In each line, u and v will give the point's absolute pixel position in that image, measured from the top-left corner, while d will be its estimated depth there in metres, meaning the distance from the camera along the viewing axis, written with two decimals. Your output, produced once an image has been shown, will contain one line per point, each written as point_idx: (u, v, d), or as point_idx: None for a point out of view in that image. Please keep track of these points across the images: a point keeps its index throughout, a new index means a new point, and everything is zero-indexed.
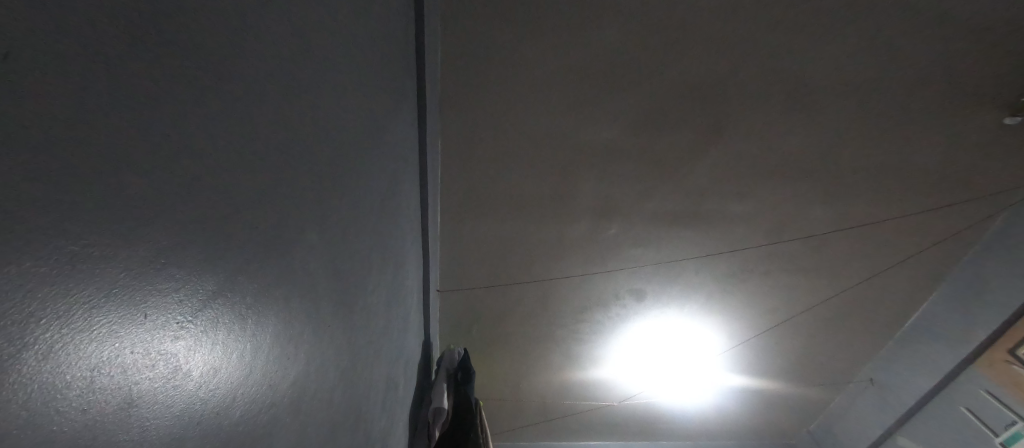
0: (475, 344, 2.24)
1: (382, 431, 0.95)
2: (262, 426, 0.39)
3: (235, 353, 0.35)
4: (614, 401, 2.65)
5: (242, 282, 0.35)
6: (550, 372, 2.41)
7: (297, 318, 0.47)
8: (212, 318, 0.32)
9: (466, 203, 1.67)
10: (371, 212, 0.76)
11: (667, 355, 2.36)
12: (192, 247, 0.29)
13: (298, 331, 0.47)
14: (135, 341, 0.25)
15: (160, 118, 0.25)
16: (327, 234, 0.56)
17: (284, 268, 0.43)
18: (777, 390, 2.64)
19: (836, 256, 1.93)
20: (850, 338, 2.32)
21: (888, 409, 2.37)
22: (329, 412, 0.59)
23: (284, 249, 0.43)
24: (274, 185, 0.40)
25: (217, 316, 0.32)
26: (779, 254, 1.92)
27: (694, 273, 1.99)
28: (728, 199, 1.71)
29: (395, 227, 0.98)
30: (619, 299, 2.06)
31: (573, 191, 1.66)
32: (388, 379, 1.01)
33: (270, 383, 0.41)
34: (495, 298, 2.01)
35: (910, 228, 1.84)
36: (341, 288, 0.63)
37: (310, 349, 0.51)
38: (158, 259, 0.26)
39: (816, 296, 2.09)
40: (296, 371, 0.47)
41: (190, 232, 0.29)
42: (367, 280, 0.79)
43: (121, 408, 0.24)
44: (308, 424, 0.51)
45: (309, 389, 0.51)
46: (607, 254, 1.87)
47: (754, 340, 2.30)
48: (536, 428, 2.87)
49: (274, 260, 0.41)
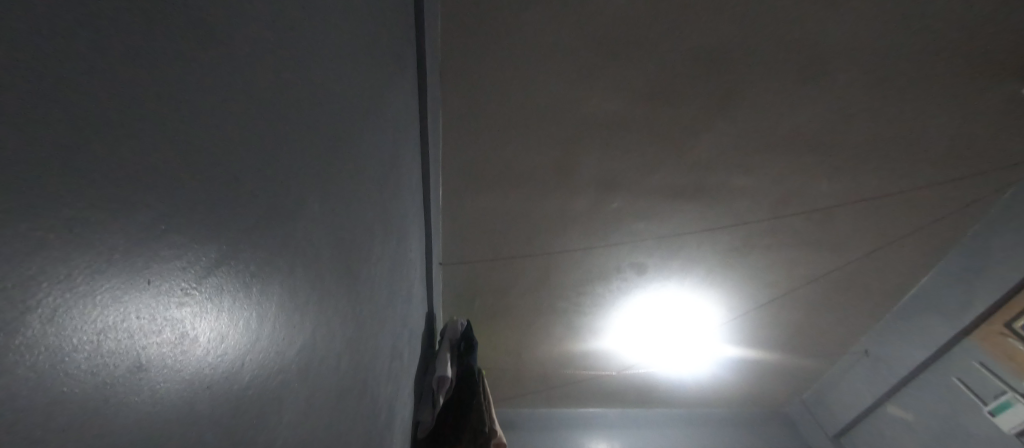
0: (477, 315, 2.27)
1: (388, 402, 0.98)
2: (270, 393, 0.40)
3: (243, 319, 0.35)
4: (613, 371, 2.72)
5: (242, 252, 0.35)
6: (551, 343, 2.47)
7: (299, 289, 0.46)
8: (217, 286, 0.32)
9: (468, 177, 1.66)
10: (371, 183, 0.75)
11: (667, 327, 2.39)
12: (187, 219, 0.28)
13: (302, 300, 0.47)
14: (139, 307, 0.25)
15: (143, 89, 0.24)
16: (327, 204, 0.55)
17: (282, 245, 0.42)
18: (770, 361, 2.70)
19: (837, 231, 1.93)
20: (849, 309, 2.34)
21: (881, 380, 2.44)
22: (333, 390, 0.59)
23: (281, 229, 0.42)
24: (271, 156, 0.39)
25: (221, 284, 0.32)
26: (781, 228, 1.91)
27: (695, 247, 1.98)
28: (733, 172, 1.69)
29: (396, 199, 0.97)
30: (620, 272, 2.07)
31: (576, 165, 1.64)
32: (394, 353, 1.03)
33: (276, 351, 0.41)
34: (497, 270, 2.02)
35: (916, 203, 1.82)
36: (343, 257, 0.62)
37: (316, 317, 0.52)
38: (156, 230, 0.25)
39: (815, 269, 2.10)
40: (302, 339, 0.47)
41: (188, 206, 0.28)
42: (370, 252, 0.78)
43: (131, 371, 0.24)
44: (315, 393, 0.52)
45: (314, 358, 0.51)
46: (608, 228, 1.86)
47: (750, 314, 2.33)
48: (537, 395, 2.97)
49: (273, 235, 0.40)
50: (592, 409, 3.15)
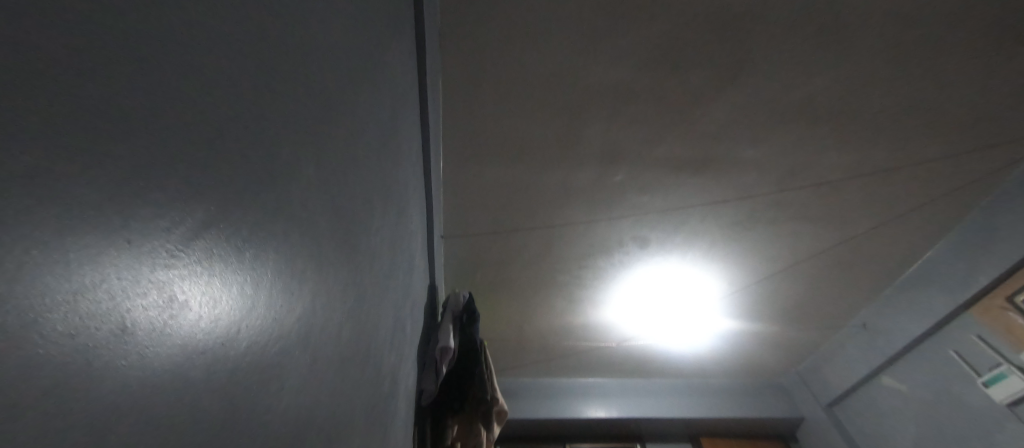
0: (480, 288, 2.29)
1: (391, 370, 0.99)
2: (269, 360, 0.40)
3: (234, 284, 0.34)
4: (613, 342, 2.76)
5: (228, 216, 0.33)
6: (553, 316, 2.49)
7: (293, 257, 0.45)
8: (204, 250, 0.30)
9: (469, 148, 1.63)
10: (369, 152, 0.73)
11: (668, 300, 2.41)
12: (161, 177, 0.26)
13: (297, 267, 0.46)
14: (121, 268, 0.23)
15: (91, 30, 0.22)
16: (323, 171, 0.53)
17: (272, 211, 0.40)
18: (769, 333, 2.74)
19: (844, 204, 1.90)
20: (850, 283, 2.35)
21: (877, 352, 2.48)
22: (333, 359, 0.58)
23: (271, 195, 0.40)
24: (261, 116, 0.38)
25: (210, 248, 0.31)
26: (787, 202, 1.89)
27: (699, 221, 1.97)
28: (741, 144, 1.66)
29: (395, 170, 0.95)
30: (622, 246, 2.06)
31: (580, 136, 1.61)
32: (397, 323, 1.04)
33: (274, 319, 0.41)
34: (499, 243, 2.02)
35: (926, 176, 1.79)
36: (341, 226, 0.61)
37: (313, 285, 0.51)
38: (126, 188, 0.23)
39: (819, 243, 2.09)
40: (300, 307, 0.47)
41: (160, 164, 0.26)
42: (370, 222, 0.77)
43: (115, 334, 0.23)
44: (315, 361, 0.52)
45: (314, 327, 0.51)
46: (612, 201, 1.84)
47: (752, 288, 2.34)
48: (539, 365, 3.03)
49: (262, 200, 0.38)
50: (592, 378, 3.22)
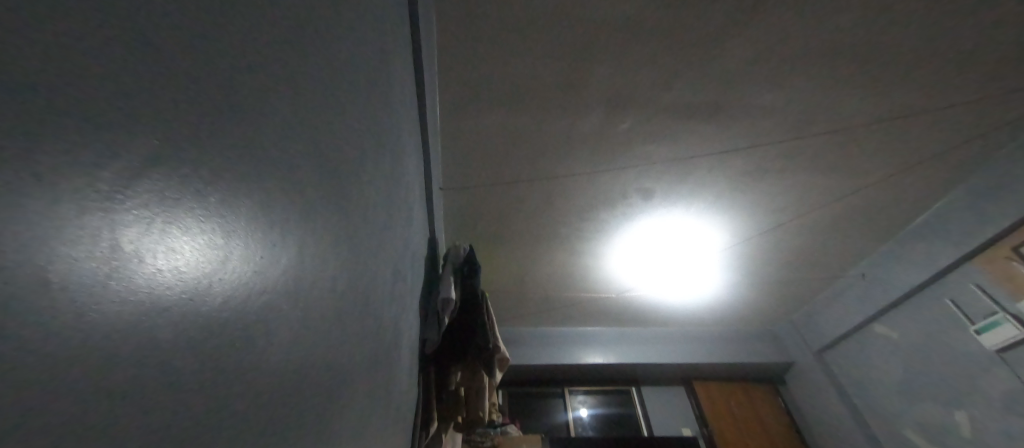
0: (480, 240, 2.28)
1: (392, 322, 0.99)
2: (253, 315, 0.37)
3: (200, 233, 0.30)
4: (613, 294, 2.80)
5: (179, 158, 0.29)
6: (555, 268, 2.51)
7: (271, 206, 0.41)
8: (161, 196, 0.27)
9: (466, 96, 1.55)
10: (353, 95, 0.68)
11: (670, 252, 2.40)
12: (94, 111, 0.22)
13: (277, 217, 0.42)
14: (64, 217, 0.20)
15: None
16: (301, 114, 0.49)
17: (237, 155, 0.36)
18: (768, 284, 2.76)
19: (858, 153, 1.85)
20: (854, 234, 2.33)
21: (874, 300, 2.53)
22: (326, 312, 0.56)
23: (236, 137, 0.35)
24: (214, 48, 0.33)
25: (168, 194, 0.27)
26: (799, 151, 1.83)
27: (708, 172, 1.91)
28: (756, 89, 1.57)
29: (386, 117, 0.90)
30: (627, 198, 2.02)
31: (585, 81, 1.52)
32: (395, 276, 1.03)
33: (256, 272, 0.38)
34: (500, 195, 1.99)
35: (945, 122, 1.72)
36: (328, 175, 0.58)
37: (297, 235, 0.47)
38: (33, 109, 0.19)
39: (828, 194, 2.05)
40: (286, 260, 0.44)
41: (81, 90, 0.21)
42: (361, 172, 0.74)
43: (65, 291, 0.19)
44: (306, 316, 0.49)
45: (304, 280, 0.49)
46: (619, 151, 1.78)
47: (756, 239, 2.33)
48: (540, 316, 3.09)
49: (221, 142, 0.34)
50: (591, 328, 3.30)
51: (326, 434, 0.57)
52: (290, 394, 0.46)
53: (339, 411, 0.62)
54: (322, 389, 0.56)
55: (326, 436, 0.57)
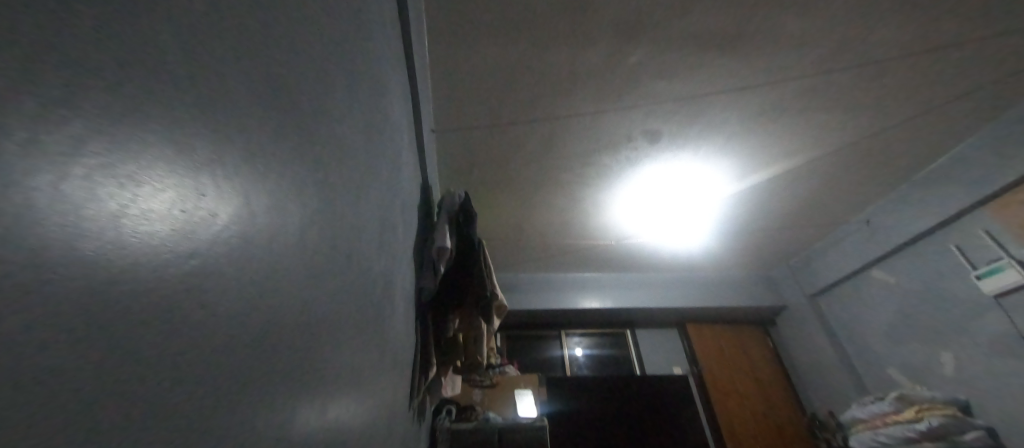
0: (475, 187, 2.20)
1: (384, 274, 0.95)
2: (210, 281, 0.32)
3: (103, 189, 0.23)
4: (611, 241, 2.77)
5: (48, 85, 0.20)
6: (554, 215, 2.45)
7: (216, 152, 0.33)
8: (45, 137, 0.20)
9: (459, 26, 1.40)
10: (320, 21, 0.58)
11: (672, 199, 2.33)
12: None
13: (225, 167, 0.34)
14: None
15: None
16: (255, 41, 0.41)
17: (151, 85, 0.27)
18: (768, 231, 2.73)
19: (881, 90, 1.73)
20: (862, 179, 2.26)
21: (875, 246, 2.52)
22: (305, 273, 0.50)
23: (154, 68, 0.27)
24: None
25: (54, 135, 0.20)
26: (818, 88, 1.71)
27: (719, 112, 1.79)
28: (782, 16, 1.42)
29: (366, 49, 0.79)
30: (630, 141, 1.91)
31: (594, 9, 1.37)
32: (386, 226, 0.97)
33: (210, 230, 0.32)
34: (497, 139, 1.88)
35: (980, 55, 1.61)
36: (298, 117, 0.50)
37: (263, 187, 0.40)
38: None
39: (843, 136, 1.96)
40: (252, 217, 0.38)
41: None
42: (342, 113, 0.65)
43: None
44: (281, 281, 0.44)
45: (276, 238, 0.43)
46: (625, 88, 1.65)
47: (763, 185, 2.26)
48: (536, 263, 3.09)
49: (122, 65, 0.25)
50: (587, 274, 3.32)
51: (319, 399, 0.53)
52: (267, 368, 0.41)
53: (331, 373, 0.58)
54: (309, 355, 0.51)
55: (318, 400, 0.53)
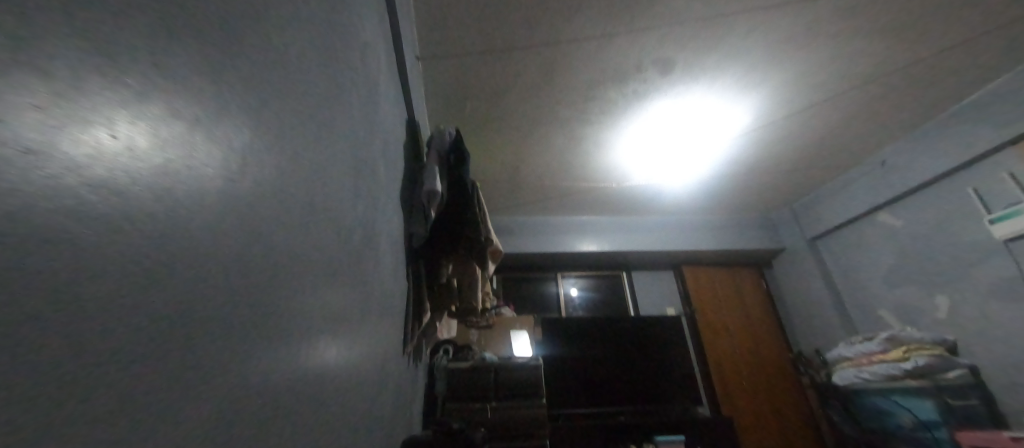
0: (468, 124, 2.05)
1: (365, 222, 0.86)
2: (63, 258, 0.23)
3: None
4: (612, 184, 2.67)
5: None
6: (554, 156, 2.33)
7: (31, 66, 0.22)
8: None
9: None
10: None
11: (678, 138, 2.20)
12: None
13: (66, 94, 0.24)
14: None
15: None
16: None
17: None
18: (774, 172, 2.63)
19: (926, 12, 1.55)
20: (883, 116, 2.13)
21: (886, 188, 2.46)
22: (242, 228, 0.41)
23: None
24: None
25: None
26: (856, 9, 1.52)
27: (741, 38, 1.61)
28: None
29: None
30: (639, 72, 1.74)
31: None
32: (365, 169, 0.87)
33: (49, 187, 0.22)
34: (491, 70, 1.71)
35: None
36: (218, 31, 0.38)
37: (155, 123, 0.30)
38: None
39: (875, 68, 1.81)
40: (135, 163, 0.28)
41: None
42: (287, 30, 0.53)
43: None
44: (205, 244, 0.35)
45: (190, 191, 0.33)
46: (639, 9, 1.46)
47: (778, 124, 2.13)
48: (533, 206, 3.00)
49: None
50: (584, 217, 3.24)
51: (274, 368, 0.47)
52: (189, 352, 0.33)
53: (294, 336, 0.51)
54: (257, 322, 0.43)
55: (274, 372, 0.47)
